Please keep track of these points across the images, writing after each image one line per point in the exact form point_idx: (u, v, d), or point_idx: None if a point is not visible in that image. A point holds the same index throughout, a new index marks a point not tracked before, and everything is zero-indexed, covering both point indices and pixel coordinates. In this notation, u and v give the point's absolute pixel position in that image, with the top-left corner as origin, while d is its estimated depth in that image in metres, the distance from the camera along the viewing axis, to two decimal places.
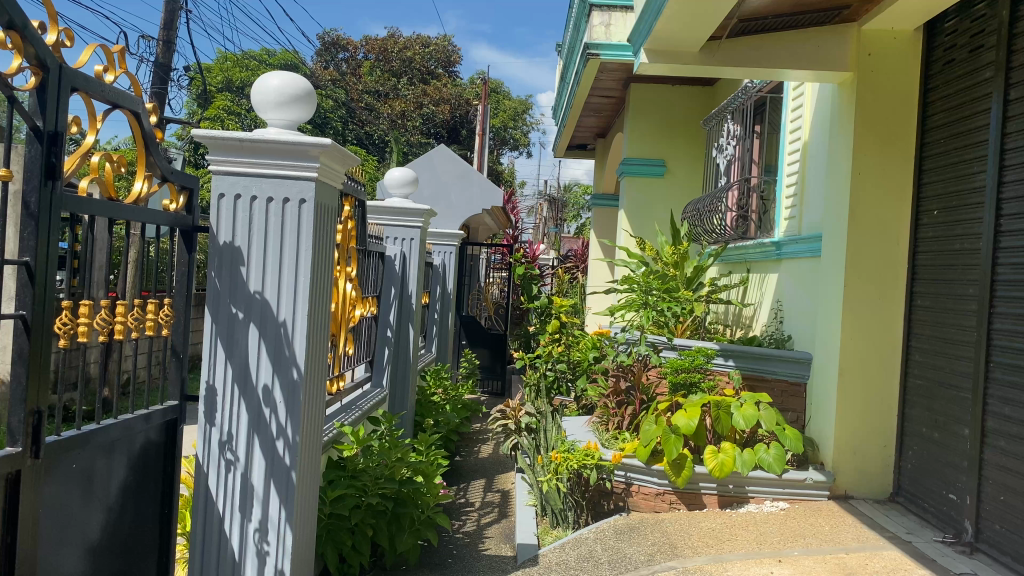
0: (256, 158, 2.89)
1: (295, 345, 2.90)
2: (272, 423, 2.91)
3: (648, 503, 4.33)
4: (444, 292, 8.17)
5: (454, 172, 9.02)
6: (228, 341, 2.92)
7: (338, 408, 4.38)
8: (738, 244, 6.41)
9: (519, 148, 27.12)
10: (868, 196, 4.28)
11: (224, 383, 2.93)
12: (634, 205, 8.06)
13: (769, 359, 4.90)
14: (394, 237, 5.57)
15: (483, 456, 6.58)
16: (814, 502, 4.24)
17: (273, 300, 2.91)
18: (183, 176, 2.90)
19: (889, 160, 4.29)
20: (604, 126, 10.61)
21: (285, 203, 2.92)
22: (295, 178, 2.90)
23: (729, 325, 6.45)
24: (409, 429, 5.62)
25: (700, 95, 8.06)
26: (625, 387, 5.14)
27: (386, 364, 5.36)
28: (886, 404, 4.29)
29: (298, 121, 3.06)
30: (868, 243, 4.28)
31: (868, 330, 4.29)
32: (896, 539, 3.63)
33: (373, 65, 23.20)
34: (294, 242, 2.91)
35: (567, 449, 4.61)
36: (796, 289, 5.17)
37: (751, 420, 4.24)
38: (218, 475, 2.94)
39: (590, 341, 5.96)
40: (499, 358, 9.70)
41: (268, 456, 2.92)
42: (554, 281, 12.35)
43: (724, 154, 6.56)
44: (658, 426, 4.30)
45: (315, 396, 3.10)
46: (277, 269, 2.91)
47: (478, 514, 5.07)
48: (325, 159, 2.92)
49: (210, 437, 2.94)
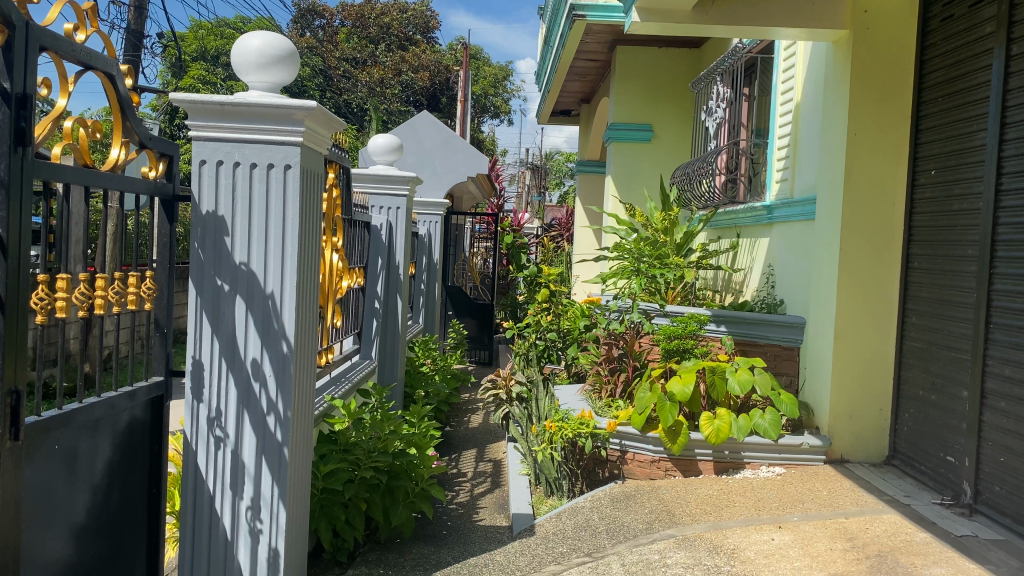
0: (239, 122, 2.77)
1: (284, 317, 2.80)
2: (262, 398, 2.82)
3: (643, 471, 4.30)
4: (430, 262, 8.06)
5: (437, 139, 8.85)
6: (214, 314, 2.82)
7: (329, 381, 4.29)
8: (728, 209, 6.34)
9: (499, 115, 26.87)
10: (865, 157, 4.21)
11: (211, 358, 2.83)
12: (622, 171, 7.96)
13: (762, 324, 4.85)
14: (378, 206, 5.45)
15: (473, 426, 6.54)
16: (809, 467, 4.22)
17: (260, 270, 2.80)
18: (162, 142, 2.76)
19: (885, 120, 4.21)
20: (589, 91, 10.47)
21: (270, 169, 2.79)
22: (279, 143, 2.77)
23: (719, 291, 6.39)
24: (400, 400, 5.55)
25: (687, 58, 7.92)
26: (617, 354, 5.07)
27: (374, 336, 5.29)
28: (882, 367, 4.26)
29: (281, 83, 2.94)
30: (865, 205, 4.22)
31: (864, 293, 4.25)
32: (895, 502, 3.62)
33: (350, 31, 22.73)
34: (279, 209, 2.79)
35: (562, 417, 4.52)
36: (789, 253, 5.12)
37: (746, 385, 4.18)
38: (208, 453, 2.85)
39: (581, 309, 5.88)
40: (486, 328, 9.62)
41: (259, 432, 2.83)
42: (539, 250, 12.25)
43: (714, 117, 6.44)
44: (653, 394, 4.23)
45: (306, 370, 3.01)
46: (262, 239, 2.80)
47: (471, 484, 5.03)
48: (310, 123, 2.80)
49: (198, 413, 2.85)
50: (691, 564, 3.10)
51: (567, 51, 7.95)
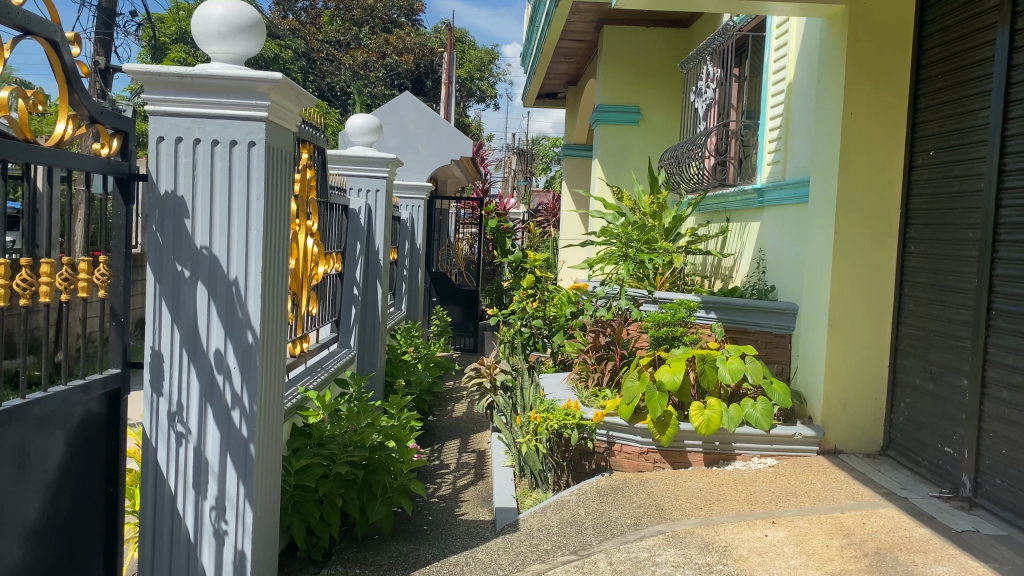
0: (199, 95, 2.57)
1: (248, 306, 2.63)
2: (226, 392, 2.65)
3: (631, 463, 4.15)
4: (413, 248, 7.88)
5: (420, 121, 8.64)
6: (174, 302, 2.63)
7: (303, 371, 4.12)
8: (718, 193, 6.19)
9: (485, 99, 26.57)
10: (860, 138, 4.06)
11: (171, 348, 2.64)
12: (609, 154, 7.79)
13: (752, 311, 4.70)
14: (357, 188, 5.26)
15: (457, 415, 6.39)
16: (802, 458, 4.08)
17: (223, 255, 2.62)
18: (115, 117, 2.54)
19: (882, 99, 4.06)
20: (575, 73, 10.26)
21: (232, 146, 2.60)
22: (242, 118, 2.58)
23: (708, 276, 6.25)
24: (380, 390, 5.38)
25: (676, 39, 7.75)
26: (604, 342, 4.90)
27: (353, 324, 5.08)
28: (876, 355, 4.13)
29: (247, 55, 2.74)
30: (860, 188, 4.07)
31: (860, 278, 4.11)
32: (891, 496, 3.49)
33: (334, 13, 22.28)
34: (243, 190, 2.61)
35: (547, 408, 4.36)
36: (780, 238, 4.98)
37: (738, 373, 4.05)
38: (169, 450, 2.67)
39: (567, 295, 5.71)
40: (471, 315, 9.47)
41: (223, 428, 2.65)
42: (525, 235, 12.08)
43: (703, 98, 6.27)
44: (641, 383, 4.07)
45: (274, 361, 2.84)
46: (225, 222, 2.61)
47: (454, 476, 4.88)
48: (276, 97, 2.61)
49: (158, 408, 2.66)
50: (681, 563, 2.96)
51: (552, 31, 7.76)
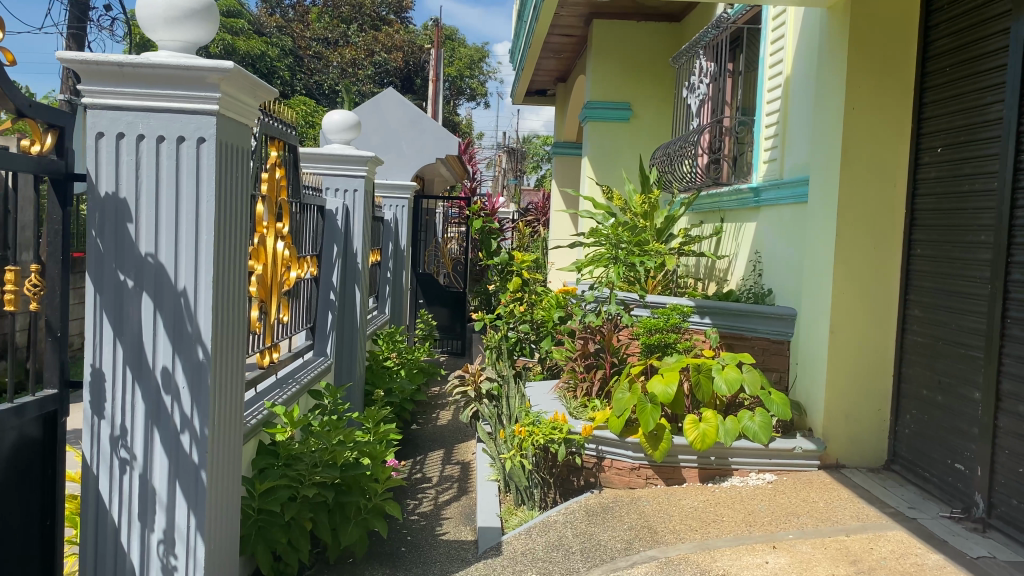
0: (142, 86, 2.31)
1: (199, 319, 2.38)
2: (174, 414, 2.40)
3: (622, 479, 3.89)
4: (396, 249, 7.64)
5: (403, 119, 8.37)
6: (116, 315, 2.38)
7: (274, 383, 3.87)
8: (712, 192, 5.95)
9: (475, 98, 26.27)
10: (863, 135, 3.84)
11: (113, 366, 2.39)
12: (599, 151, 7.55)
13: (748, 315, 4.51)
14: (333, 188, 4.99)
15: (442, 424, 6.15)
16: (803, 473, 3.86)
17: (170, 263, 2.37)
18: (47, 112, 2.29)
19: (886, 92, 3.84)
20: (565, 69, 10.02)
21: (180, 143, 2.36)
22: (189, 112, 2.33)
23: (702, 279, 6.02)
24: (358, 401, 5.14)
25: (667, 33, 7.53)
26: (593, 349, 4.63)
27: (329, 331, 4.85)
28: (880, 364, 3.91)
29: (198, 43, 2.49)
30: (864, 187, 3.85)
31: (863, 283, 3.88)
32: (899, 516, 3.27)
33: (322, 11, 21.93)
34: (192, 191, 2.37)
35: (533, 421, 4.12)
36: (777, 239, 4.76)
37: (735, 384, 3.81)
38: (112, 478, 2.41)
39: (554, 299, 5.46)
40: (458, 317, 9.20)
41: (172, 454, 2.41)
42: (514, 236, 11.84)
43: (696, 94, 6.05)
44: (632, 394, 3.83)
45: (229, 378, 2.59)
46: (172, 226, 2.37)
47: (436, 491, 4.64)
48: (228, 88, 2.36)
49: (99, 431, 2.40)
50: None
51: (540, 24, 7.52)
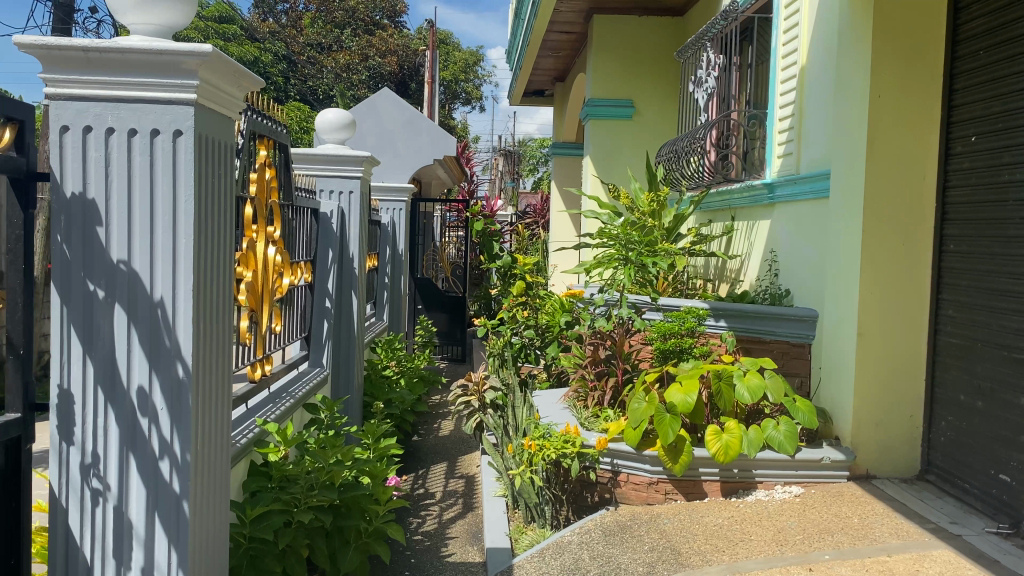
0: (111, 74, 2.07)
1: (178, 332, 2.14)
2: (152, 438, 2.15)
3: (638, 495, 3.65)
4: (393, 254, 7.41)
5: (399, 119, 8.14)
6: (86, 329, 2.13)
7: (266, 398, 3.62)
8: (721, 189, 5.73)
9: (471, 101, 26.04)
10: (890, 124, 3.61)
11: (82, 386, 2.14)
12: (601, 150, 7.32)
13: (767, 317, 4.28)
14: (327, 190, 4.75)
15: (444, 435, 5.91)
16: (831, 485, 3.63)
17: (146, 271, 2.13)
18: (4, 103, 2.04)
19: (913, 79, 3.61)
20: (563, 68, 9.78)
21: (154, 136, 2.12)
22: (164, 102, 2.10)
23: (712, 279, 5.80)
24: (356, 413, 4.90)
25: (670, 27, 7.29)
26: (604, 356, 4.39)
27: (325, 340, 4.59)
28: (912, 368, 3.67)
29: (174, 28, 2.25)
30: (891, 180, 3.62)
31: (892, 282, 3.65)
32: (942, 533, 3.04)
33: (314, 16, 21.66)
34: (168, 190, 2.13)
35: (542, 435, 3.88)
36: (794, 237, 4.54)
37: (758, 392, 3.58)
38: (83, 511, 2.16)
39: (560, 303, 5.21)
40: (457, 322, 8.97)
41: (150, 483, 2.16)
42: (514, 239, 11.61)
43: (703, 89, 5.84)
44: (649, 404, 3.60)
45: (214, 397, 2.35)
46: (148, 230, 2.13)
47: (440, 508, 4.42)
48: (207, 76, 2.13)
49: (68, 459, 2.15)
50: None
51: (540, 20, 7.29)
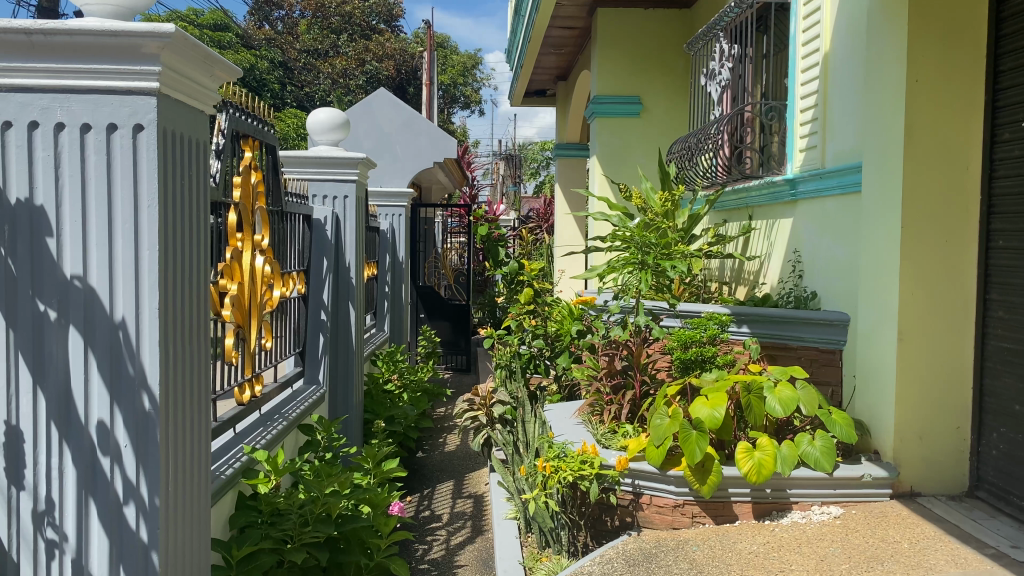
0: (58, 61, 1.78)
1: (142, 358, 1.85)
2: (116, 481, 1.86)
3: (663, 519, 3.35)
4: (394, 261, 7.13)
5: (397, 120, 7.88)
6: (36, 356, 1.84)
7: (257, 420, 3.34)
8: (736, 187, 5.44)
9: (470, 105, 25.78)
10: (928, 112, 3.33)
11: (32, 422, 1.84)
12: (607, 149, 7.03)
13: (793, 322, 4.01)
14: (321, 195, 4.48)
15: (450, 450, 5.63)
16: (873, 505, 3.33)
17: (104, 288, 1.85)
18: None
19: (954, 62, 3.32)
20: (565, 66, 9.50)
21: (111, 132, 1.83)
22: (121, 92, 1.81)
23: (728, 282, 5.51)
24: (356, 432, 4.60)
25: (677, 19, 7.00)
26: (621, 367, 4.09)
27: (321, 355, 4.31)
28: (959, 375, 3.37)
29: (136, 9, 1.97)
30: (932, 172, 3.33)
31: (935, 282, 3.35)
32: (1004, 560, 2.75)
33: (310, 22, 21.39)
34: (129, 193, 1.84)
35: (557, 455, 3.56)
36: (820, 236, 4.25)
37: (792, 405, 3.29)
38: (36, 566, 1.87)
39: (570, 310, 4.93)
40: (462, 330, 8.69)
41: (113, 532, 1.87)
42: (517, 244, 11.34)
43: (717, 81, 5.60)
44: (672, 420, 3.31)
45: (189, 429, 2.06)
46: (106, 240, 1.84)
47: (448, 532, 4.14)
48: (171, 61, 1.84)
49: (17, 506, 1.86)
50: None
51: (541, 16, 7.01)
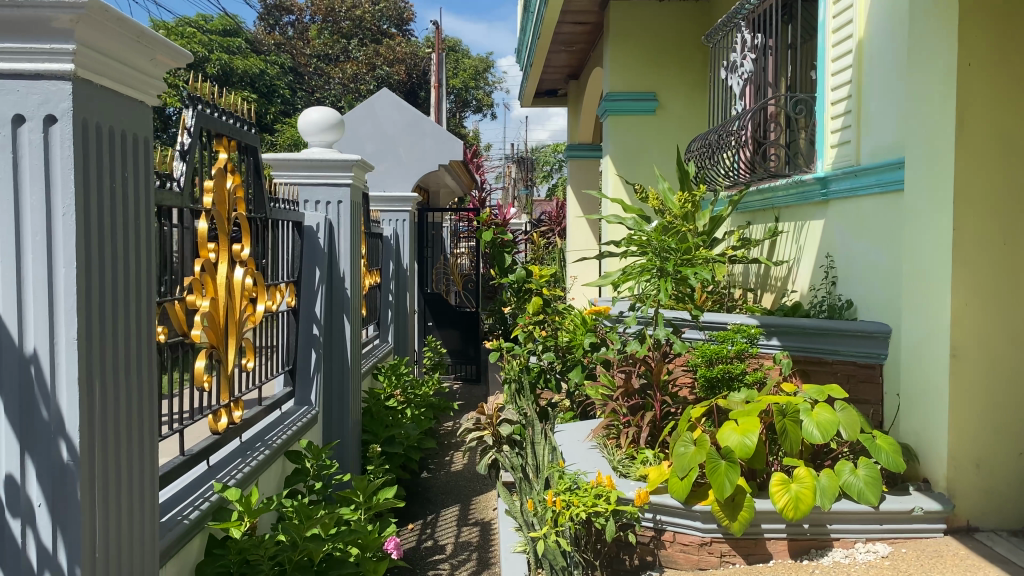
0: None
1: (59, 400, 1.53)
2: (29, 549, 1.54)
3: (688, 558, 3.02)
4: (398, 269, 6.81)
5: (401, 122, 7.56)
6: None
7: (235, 450, 3.01)
8: (761, 187, 5.07)
9: (481, 110, 25.41)
10: (983, 99, 2.97)
11: None
12: (621, 148, 6.69)
13: (828, 334, 3.64)
14: (312, 200, 4.14)
15: (456, 470, 5.30)
16: (926, 542, 2.96)
17: (12, 315, 1.53)
18: None
19: (1011, 42, 2.96)
20: (577, 64, 9.17)
21: (17, 125, 1.50)
22: (28, 76, 1.48)
23: (754, 290, 5.15)
24: (352, 454, 4.27)
25: (693, 11, 6.64)
26: (639, 386, 3.73)
27: (313, 373, 3.97)
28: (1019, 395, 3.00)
29: None
30: (987, 167, 2.97)
31: (992, 291, 2.98)
32: None
33: (321, 27, 21.20)
34: (39, 200, 1.51)
35: (568, 488, 3.19)
36: (855, 239, 3.89)
37: (831, 429, 2.94)
38: None
39: (583, 320, 4.58)
40: (471, 339, 8.36)
41: None
42: (529, 249, 11.01)
43: (737, 74, 5.22)
44: (698, 449, 2.97)
45: (127, 480, 1.74)
46: (13, 257, 1.52)
47: (451, 565, 3.80)
48: (90, 38, 1.51)
49: None
50: None
51: (551, 11, 6.68)
